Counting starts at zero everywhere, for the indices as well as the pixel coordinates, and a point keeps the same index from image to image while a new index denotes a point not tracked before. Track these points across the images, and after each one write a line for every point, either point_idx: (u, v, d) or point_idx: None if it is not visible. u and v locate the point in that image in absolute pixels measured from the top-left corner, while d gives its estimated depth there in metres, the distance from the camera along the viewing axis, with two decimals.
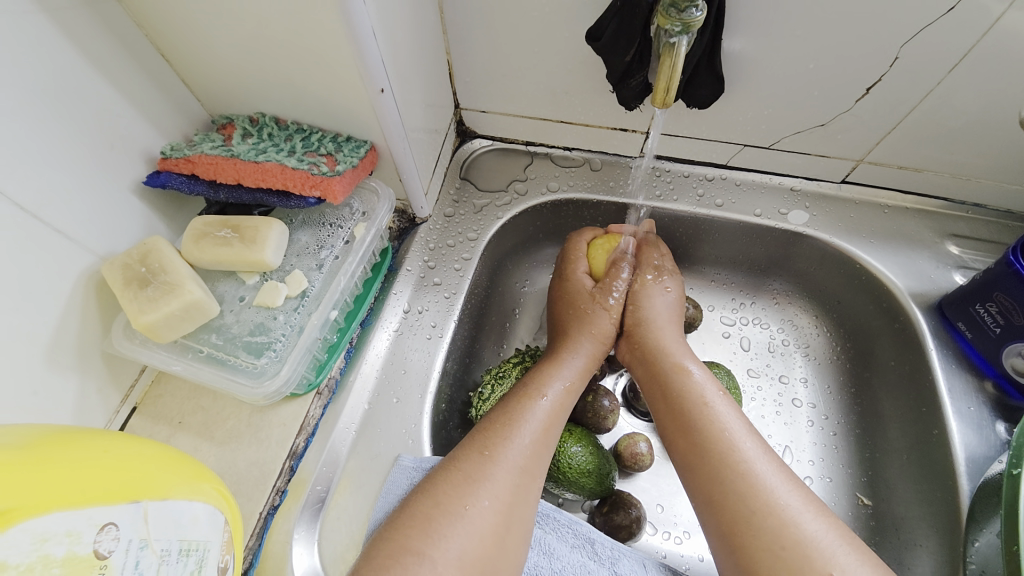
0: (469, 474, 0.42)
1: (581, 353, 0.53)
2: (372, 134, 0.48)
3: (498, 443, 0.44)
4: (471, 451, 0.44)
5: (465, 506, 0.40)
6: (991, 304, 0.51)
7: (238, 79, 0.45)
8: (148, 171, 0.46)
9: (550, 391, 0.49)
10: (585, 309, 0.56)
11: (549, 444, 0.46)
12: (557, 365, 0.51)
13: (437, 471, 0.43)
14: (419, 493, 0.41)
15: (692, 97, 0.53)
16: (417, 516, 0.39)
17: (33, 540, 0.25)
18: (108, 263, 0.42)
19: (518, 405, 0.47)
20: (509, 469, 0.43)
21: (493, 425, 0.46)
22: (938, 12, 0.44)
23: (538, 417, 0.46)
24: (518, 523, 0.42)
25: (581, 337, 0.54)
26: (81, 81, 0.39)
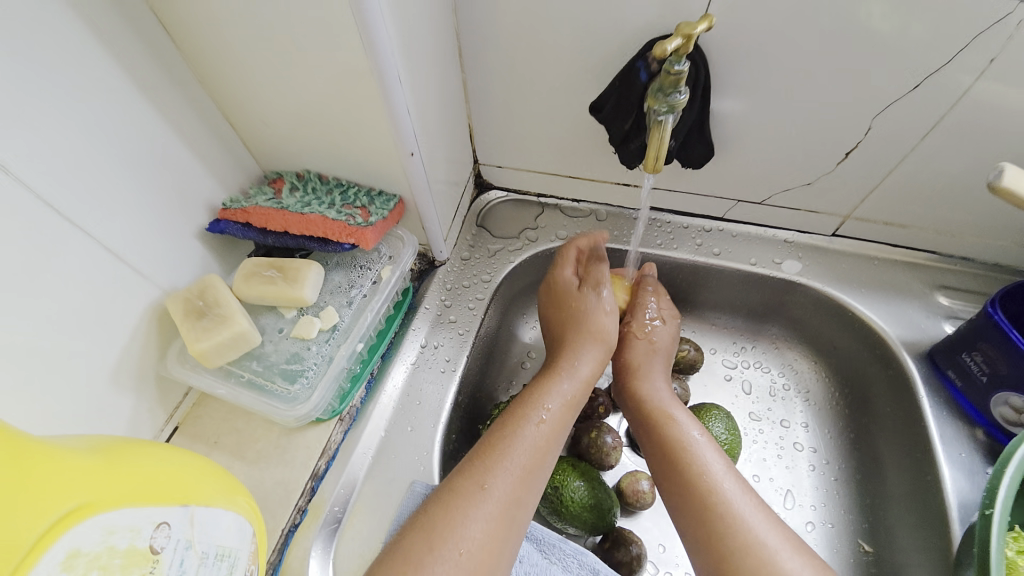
0: (466, 513, 0.42)
1: (581, 373, 0.54)
2: (401, 189, 0.55)
3: (495, 478, 0.44)
4: (467, 482, 0.44)
5: (458, 547, 0.41)
6: (977, 353, 0.53)
7: (290, 142, 0.53)
8: (209, 219, 0.53)
9: (547, 414, 0.49)
10: (587, 324, 0.57)
11: (542, 470, 0.47)
12: (556, 380, 0.53)
13: (433, 501, 0.44)
14: (419, 530, 0.41)
15: (686, 158, 0.59)
16: (413, 554, 0.40)
17: (103, 532, 0.29)
18: (172, 297, 0.48)
19: (517, 432, 0.48)
20: (507, 502, 0.44)
21: (490, 452, 0.46)
22: (905, 88, 0.50)
23: (534, 445, 0.47)
24: (510, 549, 0.43)
25: (579, 354, 0.55)
26: (168, 146, 0.47)
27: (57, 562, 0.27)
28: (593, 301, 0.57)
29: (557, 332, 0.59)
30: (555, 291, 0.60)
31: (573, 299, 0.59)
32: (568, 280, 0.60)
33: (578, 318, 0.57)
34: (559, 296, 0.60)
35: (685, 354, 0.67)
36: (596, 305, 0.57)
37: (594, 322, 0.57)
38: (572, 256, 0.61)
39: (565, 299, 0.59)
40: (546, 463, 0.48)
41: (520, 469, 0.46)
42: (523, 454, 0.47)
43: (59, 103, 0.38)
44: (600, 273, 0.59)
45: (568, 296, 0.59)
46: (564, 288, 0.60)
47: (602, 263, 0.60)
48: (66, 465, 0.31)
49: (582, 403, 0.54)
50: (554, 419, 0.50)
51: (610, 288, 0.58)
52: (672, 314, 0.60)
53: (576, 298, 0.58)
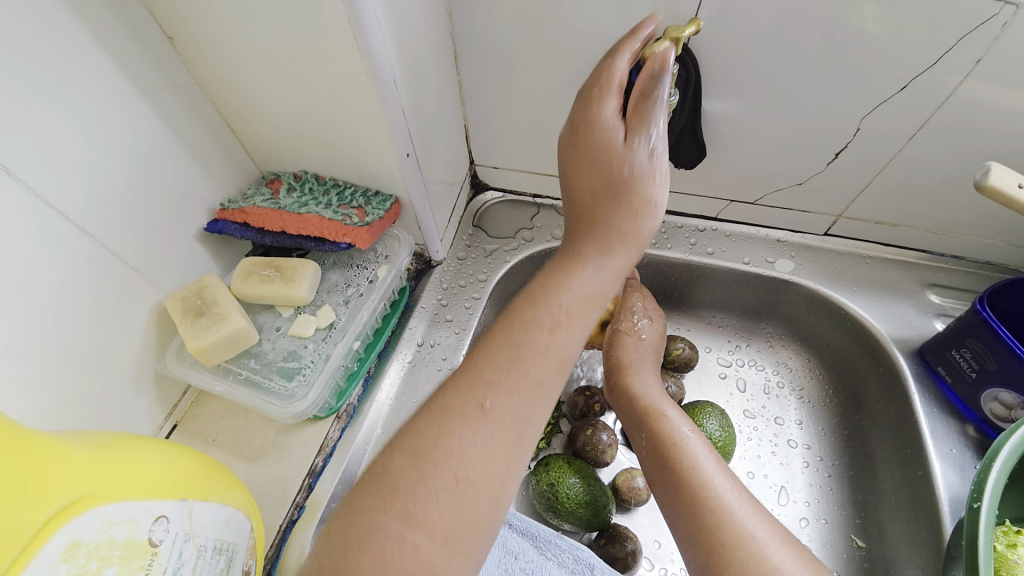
0: (465, 434, 0.32)
1: (609, 269, 0.40)
2: (397, 190, 0.56)
3: (501, 393, 0.34)
4: (465, 397, 0.33)
5: (456, 474, 0.31)
6: (965, 350, 0.54)
7: (287, 144, 0.54)
8: (208, 220, 0.54)
9: (565, 318, 0.37)
10: (632, 200, 0.40)
11: (556, 384, 0.37)
12: (578, 277, 0.39)
13: (421, 418, 0.33)
14: (405, 454, 0.32)
15: (678, 159, 0.61)
16: (398, 486, 0.31)
17: (103, 524, 0.30)
18: (171, 296, 0.49)
19: (526, 338, 0.36)
20: (515, 422, 0.34)
21: (493, 364, 0.35)
22: (891, 90, 0.51)
23: (548, 353, 0.36)
24: (515, 476, 0.34)
25: (609, 244, 0.40)
26: (168, 148, 0.48)
27: (57, 552, 0.28)
28: (644, 164, 0.39)
29: (578, 200, 0.43)
30: (586, 135, 0.41)
31: (615, 156, 0.40)
32: (610, 125, 0.40)
33: (617, 185, 0.40)
34: (592, 143, 0.41)
35: (680, 352, 0.67)
36: (650, 172, 0.40)
37: (640, 194, 0.40)
38: (619, 86, 0.41)
39: (602, 155, 0.40)
40: (561, 378, 0.37)
41: (530, 382, 0.35)
42: (533, 365, 0.35)
43: (58, 104, 0.39)
44: (657, 120, 0.39)
45: (607, 150, 0.40)
46: (604, 135, 0.40)
47: (659, 106, 0.39)
48: (74, 457, 0.32)
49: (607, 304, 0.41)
50: (572, 321, 0.38)
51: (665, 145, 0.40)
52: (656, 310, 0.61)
53: (621, 155, 0.40)
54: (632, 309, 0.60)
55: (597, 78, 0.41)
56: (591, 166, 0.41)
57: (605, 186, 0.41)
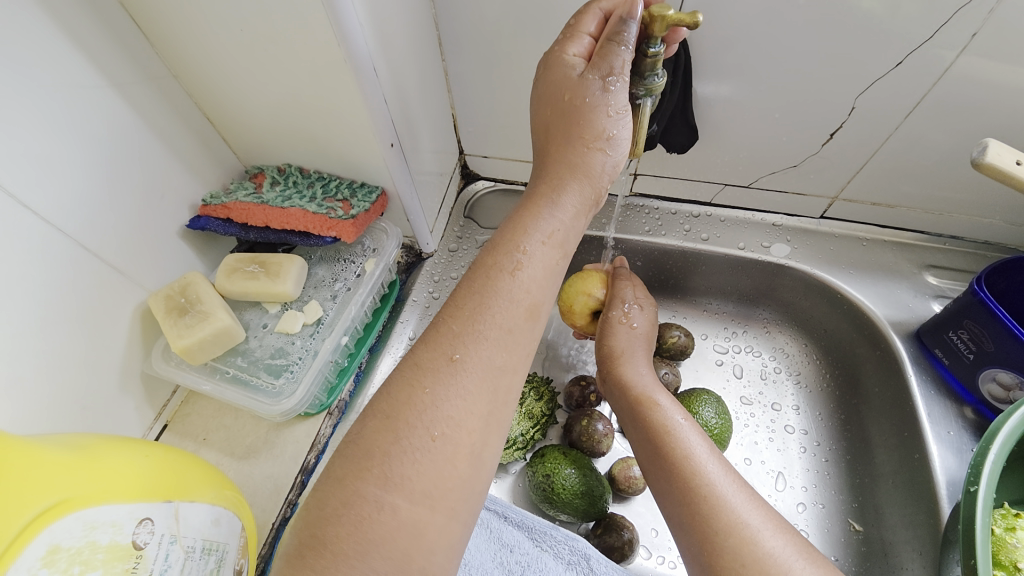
0: (438, 390, 0.32)
1: (564, 207, 0.39)
2: (383, 181, 0.55)
3: (471, 345, 0.33)
4: (435, 354, 0.33)
5: (433, 432, 0.31)
6: (963, 331, 0.53)
7: (268, 136, 0.53)
8: (190, 216, 0.53)
9: (525, 258, 0.36)
10: (585, 132, 0.39)
11: (530, 327, 0.36)
12: (535, 216, 0.38)
13: (393, 381, 0.33)
14: (378, 417, 0.31)
15: (671, 144, 0.60)
16: (374, 449, 0.30)
17: (84, 527, 0.30)
18: (154, 295, 0.48)
19: (490, 283, 0.35)
20: (487, 372, 0.33)
21: (459, 315, 0.34)
22: (887, 67, 0.49)
23: (515, 298, 0.35)
24: (498, 431, 0.34)
25: (564, 180, 0.39)
26: (146, 144, 0.47)
27: (37, 556, 0.28)
28: (597, 96, 0.38)
29: (540, 140, 0.42)
30: (547, 74, 0.40)
31: (569, 89, 0.39)
32: (571, 63, 0.40)
33: (571, 117, 0.39)
34: (550, 80, 0.40)
35: (675, 340, 0.67)
36: (603, 102, 0.38)
37: (592, 127, 0.39)
38: (587, 32, 0.41)
39: (558, 88, 0.40)
40: (534, 324, 0.36)
41: (499, 330, 0.34)
42: (499, 311, 0.35)
43: (22, 100, 0.37)
44: (618, 53, 0.38)
45: (562, 83, 0.40)
46: (562, 70, 0.40)
47: (624, 47, 0.38)
48: (48, 461, 0.31)
49: (569, 249, 0.40)
50: (533, 262, 0.37)
51: (626, 82, 0.38)
52: (649, 302, 0.61)
53: (573, 87, 0.39)
54: (623, 299, 0.59)
55: (569, 24, 0.42)
56: (549, 102, 0.40)
57: (562, 120, 0.40)
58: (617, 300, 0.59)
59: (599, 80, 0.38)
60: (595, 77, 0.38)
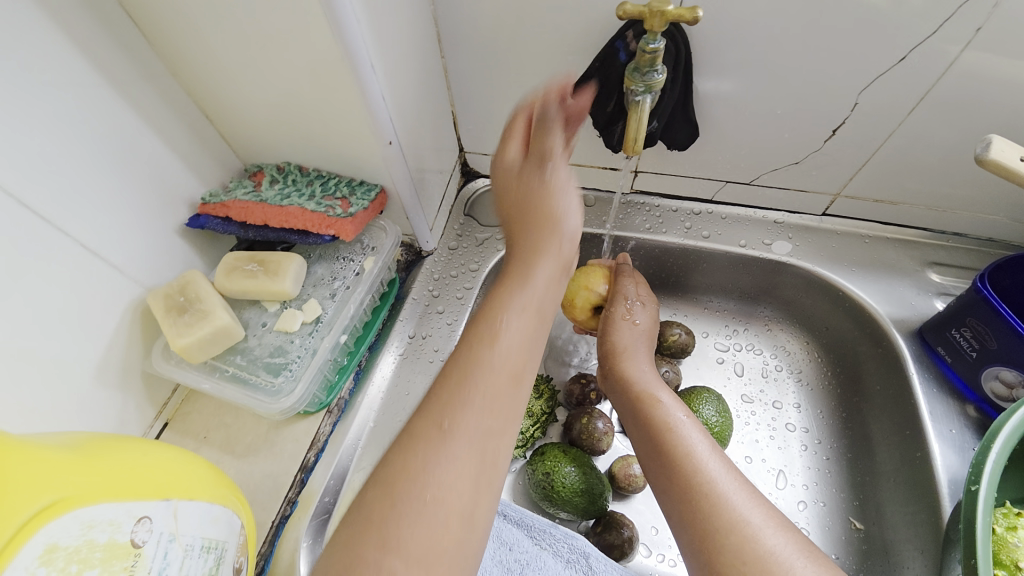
0: (429, 455, 0.32)
1: (538, 281, 0.40)
2: (382, 179, 0.55)
3: (458, 411, 0.33)
4: (426, 422, 0.33)
5: (427, 498, 0.31)
6: (965, 329, 0.53)
7: (267, 135, 0.53)
8: (189, 215, 0.53)
9: (505, 330, 0.37)
10: (541, 220, 0.42)
11: (517, 393, 0.36)
12: (510, 293, 0.39)
13: (390, 450, 0.33)
14: (376, 486, 0.32)
15: (671, 140, 0.59)
16: (372, 515, 0.31)
17: (81, 526, 0.30)
18: (153, 293, 0.48)
19: (473, 356, 0.36)
20: (476, 439, 0.33)
21: (446, 383, 0.35)
22: (891, 62, 0.49)
23: (498, 368, 0.35)
24: (491, 492, 0.34)
25: (534, 257, 0.41)
26: (144, 141, 0.47)
27: (35, 556, 0.27)
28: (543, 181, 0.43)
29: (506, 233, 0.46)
30: (497, 177, 0.46)
31: (520, 184, 0.44)
32: (512, 161, 0.45)
33: (524, 205, 0.43)
34: (501, 181, 0.45)
35: (676, 338, 0.67)
36: (546, 183, 0.43)
37: (545, 206, 0.42)
38: (519, 132, 0.46)
39: (510, 185, 0.45)
40: (520, 389, 0.36)
41: (484, 399, 0.34)
42: (483, 381, 0.35)
43: (21, 98, 0.37)
44: (550, 144, 0.44)
45: (512, 179, 0.45)
46: (506, 169, 0.45)
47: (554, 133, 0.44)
48: (47, 460, 0.31)
49: (546, 317, 0.41)
50: (513, 334, 0.37)
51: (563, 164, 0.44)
52: (651, 298, 0.60)
53: (522, 182, 0.44)
54: (625, 296, 0.59)
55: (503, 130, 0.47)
56: (506, 195, 0.45)
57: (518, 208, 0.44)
58: (619, 297, 0.59)
59: (538, 170, 0.44)
60: (533, 166, 0.44)
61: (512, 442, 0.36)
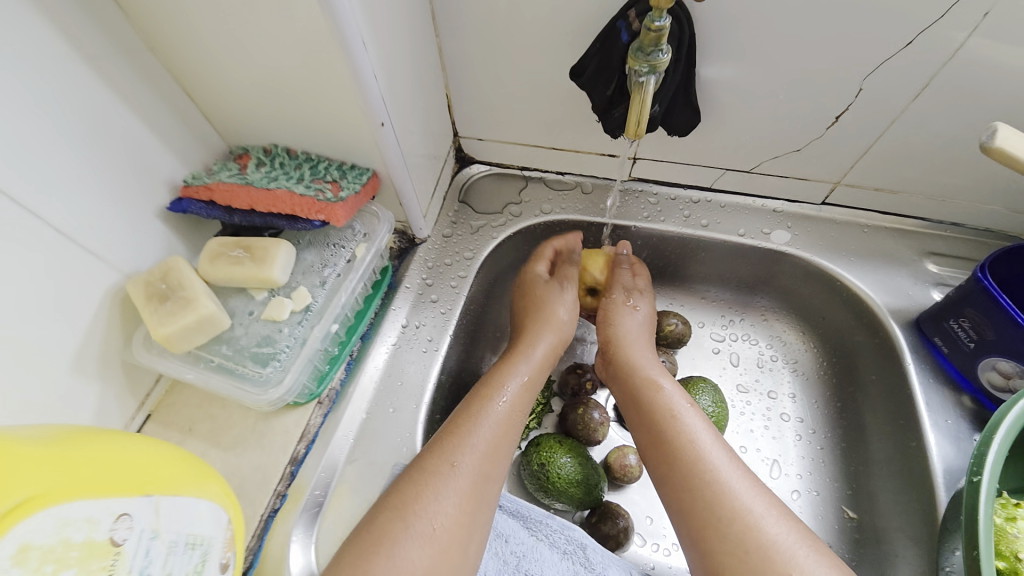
0: (439, 490, 0.43)
1: (536, 358, 0.56)
2: (374, 163, 0.53)
3: (464, 455, 0.45)
4: (438, 459, 0.45)
5: (429, 524, 0.41)
6: (964, 319, 0.52)
7: (253, 114, 0.50)
8: (171, 198, 0.51)
9: (509, 392, 0.51)
10: (548, 314, 0.59)
11: (506, 447, 0.49)
12: (515, 364, 0.55)
13: (402, 481, 0.44)
14: (388, 512, 0.42)
15: (672, 126, 0.57)
16: (383, 534, 0.40)
17: (56, 524, 0.28)
18: (133, 280, 0.46)
19: (482, 410, 0.49)
20: (475, 479, 0.45)
21: (457, 431, 0.47)
22: (897, 46, 0.48)
23: (498, 420, 0.49)
24: (479, 527, 0.44)
25: (540, 338, 0.57)
26: (120, 118, 0.44)
27: (6, 555, 0.25)
28: (557, 295, 0.60)
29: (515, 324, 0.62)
30: (525, 284, 0.62)
31: (541, 291, 0.61)
32: (540, 276, 0.62)
33: (540, 307, 0.60)
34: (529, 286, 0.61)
35: (673, 328, 0.66)
36: (560, 298, 0.60)
37: (554, 314, 0.59)
38: (548, 256, 0.63)
39: (534, 291, 0.61)
40: (512, 441, 0.49)
41: (487, 445, 0.47)
42: (487, 431, 0.48)
43: None
44: (572, 273, 0.61)
45: (535, 286, 0.61)
46: (534, 282, 0.61)
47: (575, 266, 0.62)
48: (18, 456, 0.29)
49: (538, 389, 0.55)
50: (517, 397, 0.51)
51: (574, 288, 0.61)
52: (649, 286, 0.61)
53: (543, 291, 0.60)
54: (623, 286, 0.60)
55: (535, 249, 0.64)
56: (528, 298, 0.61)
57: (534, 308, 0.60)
58: (617, 285, 0.61)
59: (557, 287, 0.60)
60: (554, 284, 0.61)
61: (500, 482, 0.47)
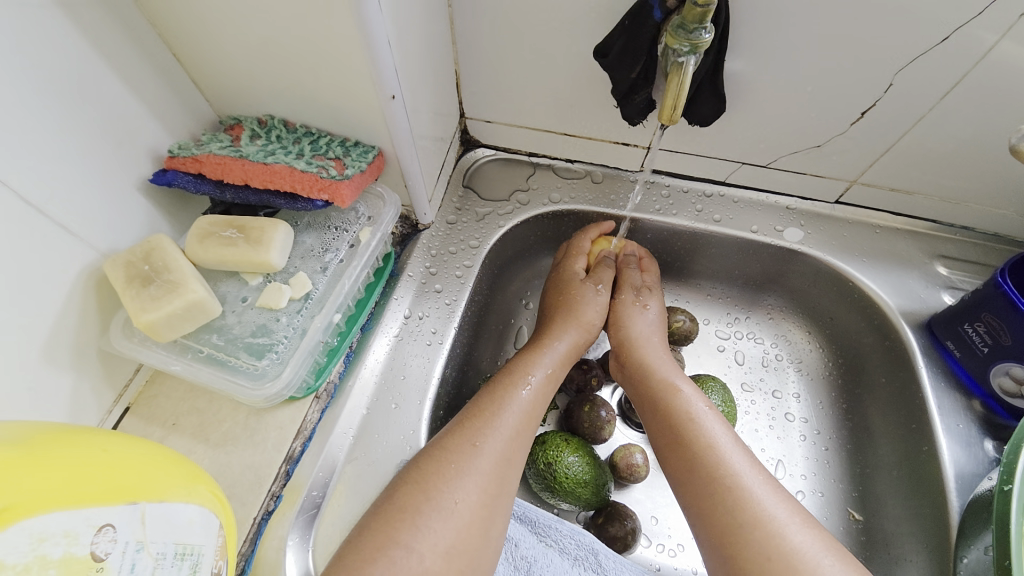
0: (462, 467, 0.42)
1: (559, 348, 0.55)
2: (380, 140, 0.49)
3: (488, 436, 0.45)
4: (460, 441, 0.44)
5: (454, 500, 0.41)
6: (980, 324, 0.52)
7: (246, 80, 0.45)
8: (154, 170, 0.46)
9: (533, 380, 0.50)
10: (577, 313, 0.57)
11: (528, 433, 0.48)
12: (538, 354, 0.53)
13: (422, 460, 0.43)
14: (408, 487, 0.41)
15: (693, 114, 0.54)
16: (407, 507, 0.40)
17: (31, 540, 0.24)
18: (111, 260, 0.41)
19: (505, 394, 0.48)
20: (497, 463, 0.44)
21: (480, 414, 0.46)
22: (932, 41, 0.45)
23: (521, 407, 0.48)
24: (500, 515, 0.43)
25: (564, 330, 0.56)
26: (95, 76, 0.39)
27: None
28: (590, 296, 0.58)
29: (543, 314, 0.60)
30: (558, 277, 0.61)
31: (574, 288, 0.59)
32: (575, 272, 0.60)
33: (573, 300, 0.58)
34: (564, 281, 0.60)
35: (680, 325, 0.64)
36: (594, 301, 0.58)
37: (584, 313, 0.57)
38: (584, 248, 0.62)
39: (568, 287, 0.59)
40: (532, 428, 0.48)
41: (511, 428, 0.46)
42: (513, 415, 0.47)
43: None
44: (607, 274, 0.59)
45: (569, 281, 0.60)
46: (569, 277, 0.60)
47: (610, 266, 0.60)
48: None
49: (559, 378, 0.54)
50: (542, 385, 0.51)
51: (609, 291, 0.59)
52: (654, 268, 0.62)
53: (575, 286, 0.59)
54: (633, 285, 0.60)
55: (571, 243, 0.62)
56: (562, 291, 0.59)
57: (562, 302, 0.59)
58: (627, 286, 0.60)
59: (593, 287, 0.59)
60: (590, 284, 0.59)
61: (522, 468, 0.46)
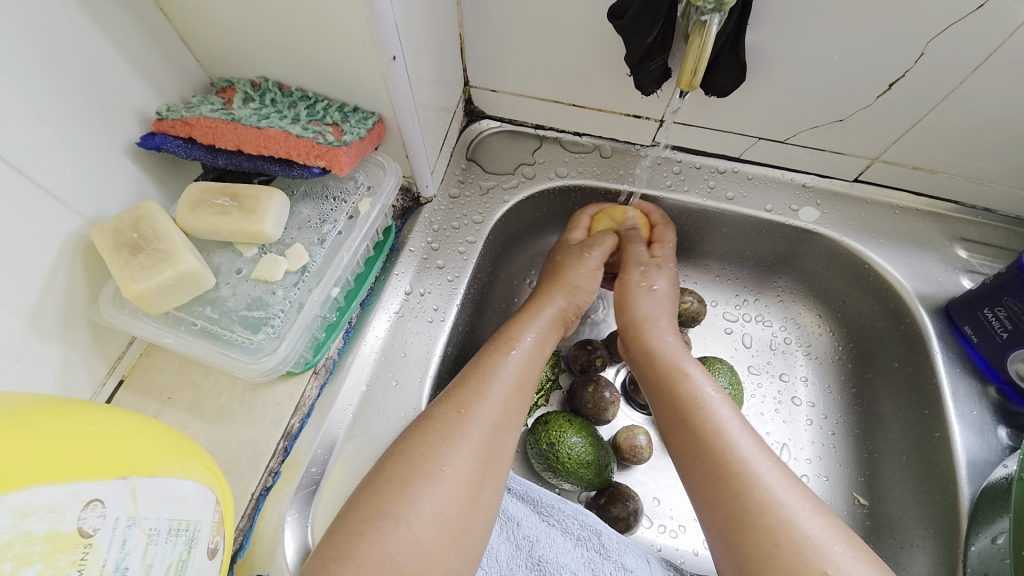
0: (451, 435, 0.41)
1: (548, 315, 0.53)
2: (380, 106, 0.46)
3: (475, 403, 0.44)
4: (446, 409, 0.43)
5: (442, 467, 0.40)
6: (1000, 308, 0.50)
7: (237, 38, 0.43)
8: (143, 133, 0.44)
9: (521, 346, 0.49)
10: (563, 275, 0.56)
11: (523, 401, 0.47)
12: (526, 321, 0.52)
13: (411, 431, 0.42)
14: (395, 456, 0.40)
15: (712, 85, 0.51)
16: (395, 477, 0.39)
17: (13, 515, 0.23)
18: (97, 227, 0.39)
19: (492, 362, 0.47)
20: (486, 431, 0.43)
21: (467, 382, 0.45)
22: (969, 8, 0.42)
23: (510, 374, 0.46)
24: (493, 481, 0.42)
25: (554, 297, 0.54)
26: (76, 29, 0.37)
27: None
28: (580, 257, 0.56)
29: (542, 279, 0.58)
30: (556, 248, 0.60)
31: (565, 251, 0.58)
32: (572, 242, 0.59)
33: (566, 263, 0.57)
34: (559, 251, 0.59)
35: (688, 306, 0.62)
36: (580, 263, 0.56)
37: (568, 275, 0.55)
38: (584, 223, 0.61)
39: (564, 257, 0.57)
40: (525, 397, 0.47)
41: (500, 394, 0.45)
42: (502, 384, 0.46)
43: None
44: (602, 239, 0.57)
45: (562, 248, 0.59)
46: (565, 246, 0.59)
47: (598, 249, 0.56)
48: None
49: (548, 351, 0.52)
50: (526, 352, 0.49)
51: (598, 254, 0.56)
52: (669, 238, 0.59)
53: (567, 251, 0.58)
54: (638, 261, 0.56)
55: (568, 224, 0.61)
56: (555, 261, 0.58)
57: (556, 266, 0.57)
58: (633, 263, 0.57)
59: (582, 250, 0.57)
60: (577, 247, 0.57)
61: (517, 437, 0.45)
